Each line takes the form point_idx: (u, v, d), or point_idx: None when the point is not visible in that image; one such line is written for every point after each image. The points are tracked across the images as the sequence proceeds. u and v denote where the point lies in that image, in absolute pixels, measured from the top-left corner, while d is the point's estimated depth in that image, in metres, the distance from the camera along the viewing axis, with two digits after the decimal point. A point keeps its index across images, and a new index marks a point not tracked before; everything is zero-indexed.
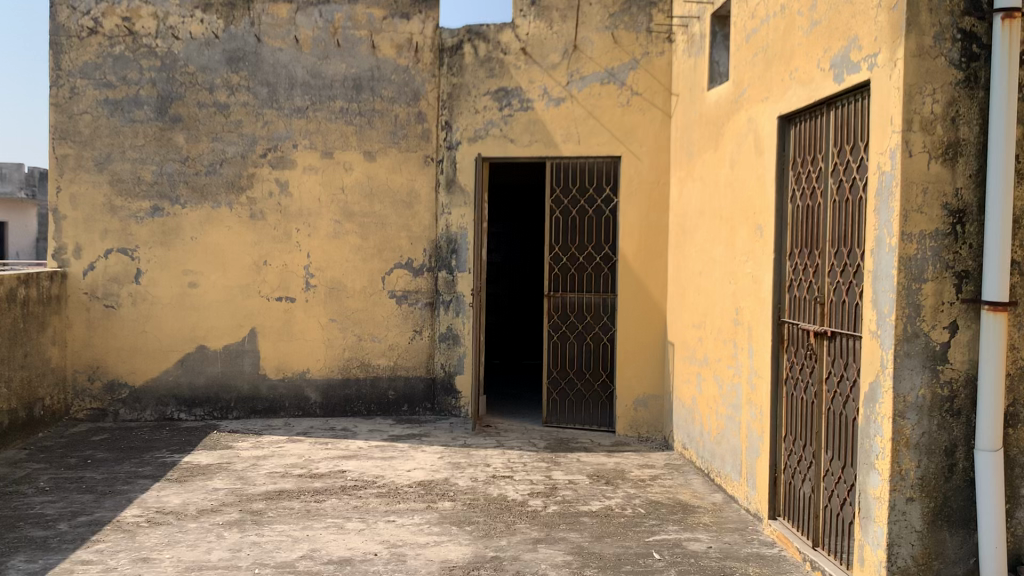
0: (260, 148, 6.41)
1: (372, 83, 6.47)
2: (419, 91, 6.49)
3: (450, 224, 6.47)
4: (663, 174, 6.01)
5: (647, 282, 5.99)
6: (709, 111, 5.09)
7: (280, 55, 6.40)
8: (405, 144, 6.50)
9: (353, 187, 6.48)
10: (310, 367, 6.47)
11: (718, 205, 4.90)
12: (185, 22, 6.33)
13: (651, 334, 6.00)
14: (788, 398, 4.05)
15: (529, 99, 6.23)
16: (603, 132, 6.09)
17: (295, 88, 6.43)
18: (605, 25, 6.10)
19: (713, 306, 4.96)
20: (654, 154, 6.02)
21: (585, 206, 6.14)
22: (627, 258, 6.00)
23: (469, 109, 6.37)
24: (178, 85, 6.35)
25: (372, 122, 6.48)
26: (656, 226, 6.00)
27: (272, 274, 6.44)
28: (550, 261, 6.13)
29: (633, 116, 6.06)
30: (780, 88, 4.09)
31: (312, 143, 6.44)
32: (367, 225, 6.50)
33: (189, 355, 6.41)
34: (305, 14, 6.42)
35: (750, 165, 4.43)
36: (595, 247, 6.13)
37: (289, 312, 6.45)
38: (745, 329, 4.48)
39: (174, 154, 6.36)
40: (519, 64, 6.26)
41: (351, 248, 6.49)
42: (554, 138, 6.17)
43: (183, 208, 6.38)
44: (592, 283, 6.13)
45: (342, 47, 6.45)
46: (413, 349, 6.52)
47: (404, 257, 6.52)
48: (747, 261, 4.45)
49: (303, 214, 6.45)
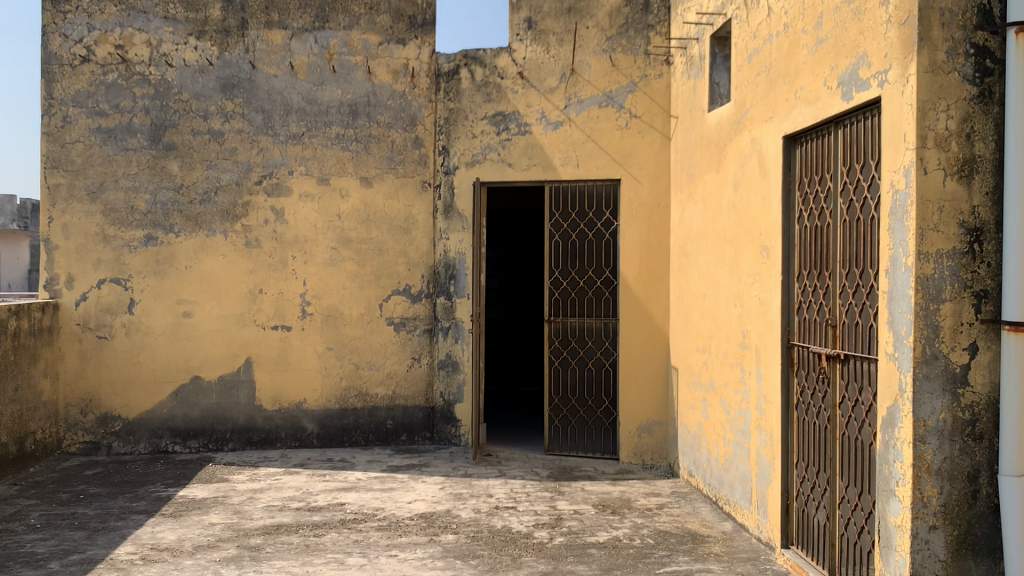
0: (255, 175, 6.34)
1: (368, 109, 6.42)
2: (416, 116, 6.43)
3: (448, 249, 6.40)
4: (664, 197, 5.94)
5: (648, 306, 5.91)
6: (710, 132, 5.04)
7: (275, 82, 6.35)
8: (402, 169, 6.43)
9: (350, 214, 6.41)
10: (307, 397, 6.36)
11: (722, 227, 4.83)
12: (178, 50, 6.27)
13: (654, 359, 5.90)
14: (800, 424, 3.96)
15: (527, 123, 6.18)
16: (602, 154, 6.03)
17: (290, 115, 6.37)
18: (602, 48, 6.05)
19: (718, 330, 4.87)
20: (654, 177, 5.96)
21: (584, 229, 6.07)
22: (629, 282, 5.92)
23: (466, 134, 6.33)
24: (172, 113, 6.28)
25: (369, 148, 6.42)
26: (657, 249, 5.93)
27: (268, 302, 6.34)
28: (551, 285, 6.06)
29: (632, 139, 5.99)
30: (784, 108, 4.03)
31: (308, 170, 6.37)
32: (364, 252, 6.41)
33: (184, 386, 6.30)
34: (300, 40, 6.37)
35: (755, 185, 4.36)
36: (596, 272, 6.05)
37: (286, 340, 6.35)
38: (753, 353, 4.39)
39: (168, 182, 6.28)
40: (516, 88, 6.22)
41: (348, 275, 6.40)
42: (552, 162, 6.11)
43: (178, 237, 6.29)
44: (593, 307, 6.05)
45: (338, 73, 6.40)
46: (412, 377, 6.42)
47: (402, 284, 6.43)
48: (754, 284, 4.37)
49: (299, 242, 6.36)
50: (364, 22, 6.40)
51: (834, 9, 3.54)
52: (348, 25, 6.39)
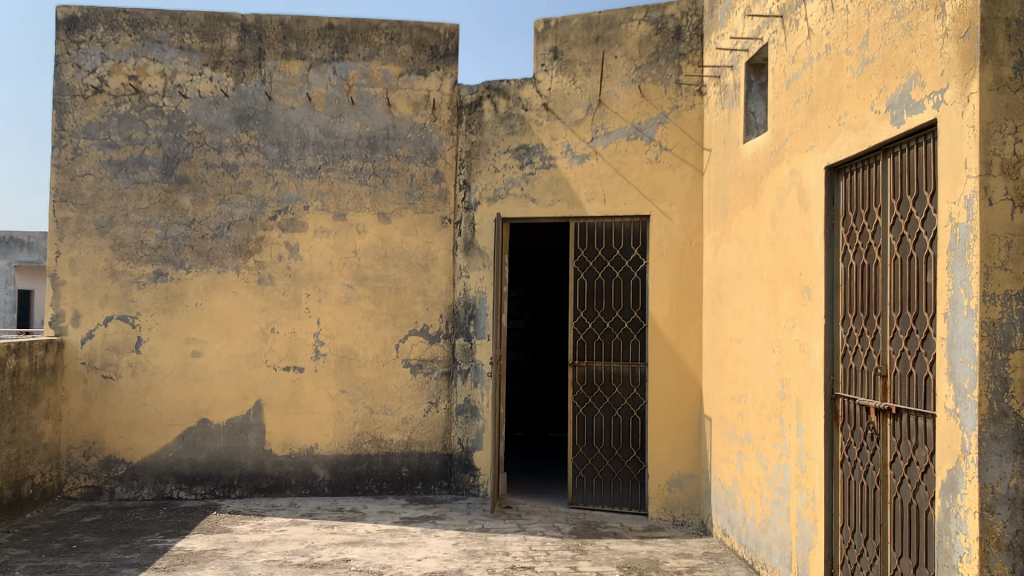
0: (269, 210, 6.09)
1: (387, 142, 6.17)
2: (436, 149, 6.18)
3: (468, 287, 6.12)
4: (696, 234, 5.61)
5: (680, 350, 5.55)
6: (745, 165, 4.71)
7: (292, 113, 6.13)
8: (421, 205, 6.16)
9: (367, 250, 6.13)
10: (318, 442, 6.05)
11: (758, 266, 4.48)
12: (193, 81, 6.09)
13: (686, 407, 5.53)
14: (845, 484, 3.58)
15: (552, 157, 5.90)
16: (630, 189, 5.71)
17: (307, 147, 6.13)
18: (631, 79, 5.76)
19: (755, 378, 4.51)
20: (686, 213, 5.63)
21: (611, 268, 5.74)
22: (659, 324, 5.57)
23: (488, 168, 6.07)
24: (185, 146, 6.08)
25: (388, 182, 6.16)
26: (689, 290, 5.58)
27: (279, 341, 6.06)
28: (576, 327, 5.74)
29: (662, 173, 5.67)
30: (826, 136, 3.71)
31: (324, 205, 6.12)
32: (381, 290, 6.12)
33: (191, 429, 6.03)
34: (318, 71, 6.14)
35: (794, 221, 4.02)
36: (623, 313, 5.71)
37: (297, 382, 6.06)
38: (793, 404, 4.02)
39: (180, 217, 6.07)
40: (540, 120, 5.95)
41: (364, 313, 6.11)
42: (578, 197, 5.81)
43: (188, 273, 6.06)
44: (620, 351, 5.69)
45: (356, 105, 6.16)
46: (429, 422, 6.09)
47: (420, 323, 6.13)
48: (794, 329, 4.01)
49: (313, 279, 6.10)
50: (385, 53, 6.18)
51: (882, 26, 3.22)
52: (369, 56, 6.16)
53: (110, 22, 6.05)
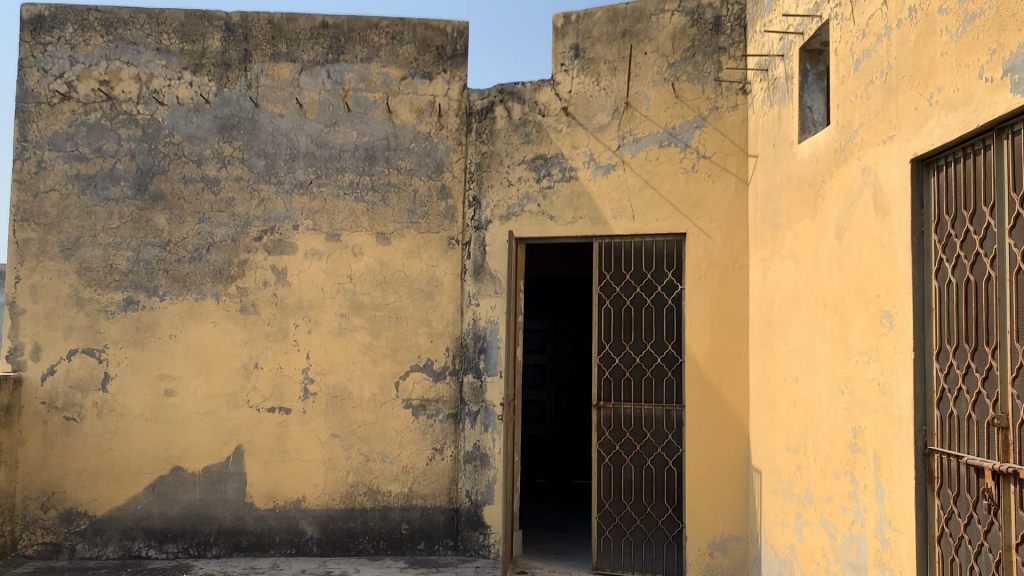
0: (253, 231, 5.40)
1: (387, 153, 5.45)
2: (442, 161, 5.45)
3: (478, 318, 5.37)
4: (740, 255, 4.83)
5: (723, 390, 4.76)
6: (801, 169, 3.94)
7: (281, 122, 5.44)
8: (425, 224, 5.43)
9: (363, 275, 5.40)
10: (306, 494, 5.30)
11: (821, 287, 3.69)
12: (171, 86, 5.45)
13: (731, 458, 4.73)
14: (946, 568, 2.76)
15: (573, 168, 5.17)
16: (663, 203, 4.95)
17: (297, 159, 5.44)
18: (663, 77, 5.02)
19: (818, 425, 3.71)
20: (728, 231, 4.85)
21: (641, 294, 4.96)
22: (697, 360, 4.79)
23: (501, 181, 5.35)
24: (161, 158, 5.42)
25: (387, 198, 5.44)
26: (732, 320, 4.79)
27: (263, 379, 5.34)
28: (601, 362, 4.97)
29: (700, 185, 4.90)
30: (911, 120, 2.94)
31: (316, 224, 5.42)
32: (378, 320, 5.39)
33: (163, 479, 5.31)
34: (310, 74, 5.46)
35: (869, 230, 3.23)
36: (656, 346, 4.91)
37: (283, 426, 5.33)
38: (869, 459, 3.21)
39: (154, 238, 5.40)
40: (560, 127, 5.23)
41: (360, 347, 5.37)
42: (602, 213, 5.06)
43: (162, 301, 5.37)
44: (652, 390, 4.90)
45: (353, 112, 5.46)
46: (433, 472, 5.32)
47: (422, 358, 5.38)
48: (870, 364, 3.21)
49: (302, 308, 5.38)
50: (385, 54, 5.48)
51: None
52: (367, 57, 5.47)
53: (80, 21, 5.44)
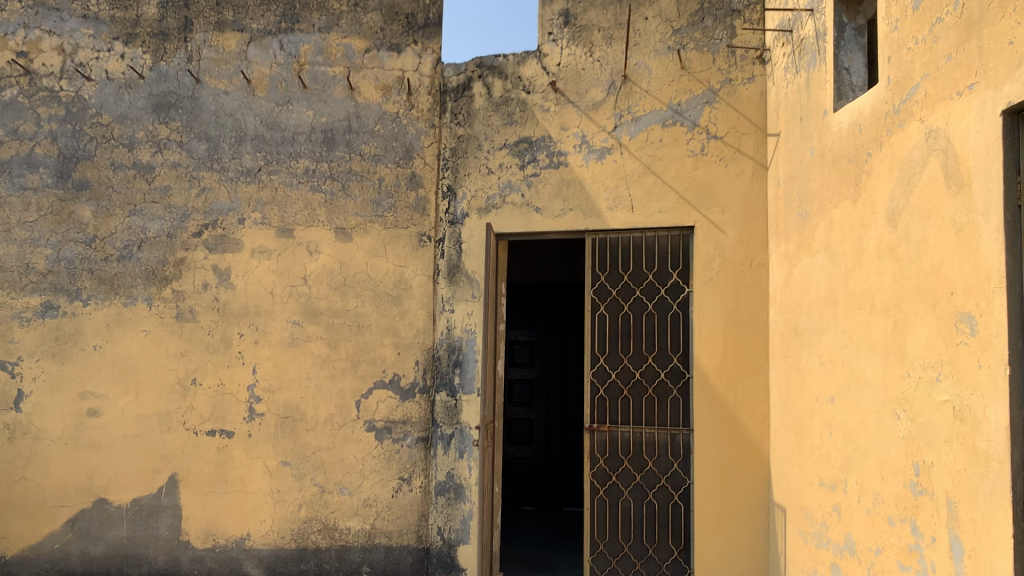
0: (191, 226, 4.68)
1: (349, 136, 4.72)
2: (412, 146, 4.72)
3: (452, 327, 4.62)
4: (758, 252, 4.07)
5: (739, 412, 4.01)
6: (839, 143, 3.22)
7: (225, 100, 4.73)
8: (392, 218, 4.70)
9: (319, 277, 4.67)
10: (251, 532, 4.55)
11: (867, 286, 2.96)
12: (99, 59, 4.75)
13: (748, 492, 3.97)
14: None
15: (561, 152, 4.45)
16: (666, 192, 4.22)
17: (243, 143, 4.71)
18: (667, 46, 4.31)
19: (865, 458, 2.97)
20: (744, 224, 4.09)
21: (642, 299, 4.24)
22: (708, 376, 4.05)
23: (479, 169, 4.63)
24: (87, 141, 4.71)
25: (348, 187, 4.71)
26: (749, 329, 4.03)
27: (202, 398, 4.62)
28: (594, 379, 4.26)
29: (710, 170, 4.16)
30: (1001, 59, 2.22)
31: (265, 217, 4.68)
32: (336, 329, 4.65)
33: (84, 513, 4.57)
34: (260, 46, 4.75)
35: (938, 209, 2.51)
36: (659, 360, 4.18)
37: (225, 451, 4.59)
38: (939, 504, 2.48)
39: (77, 233, 4.68)
40: (547, 105, 4.51)
41: (315, 360, 4.63)
42: (596, 204, 4.34)
43: (85, 306, 4.65)
44: (654, 411, 4.17)
45: (309, 90, 4.74)
46: (399, 506, 4.55)
47: (388, 373, 4.63)
48: (940, 381, 2.49)
49: (248, 314, 4.65)
50: (347, 23, 4.77)
51: None
52: (326, 26, 4.76)
53: None
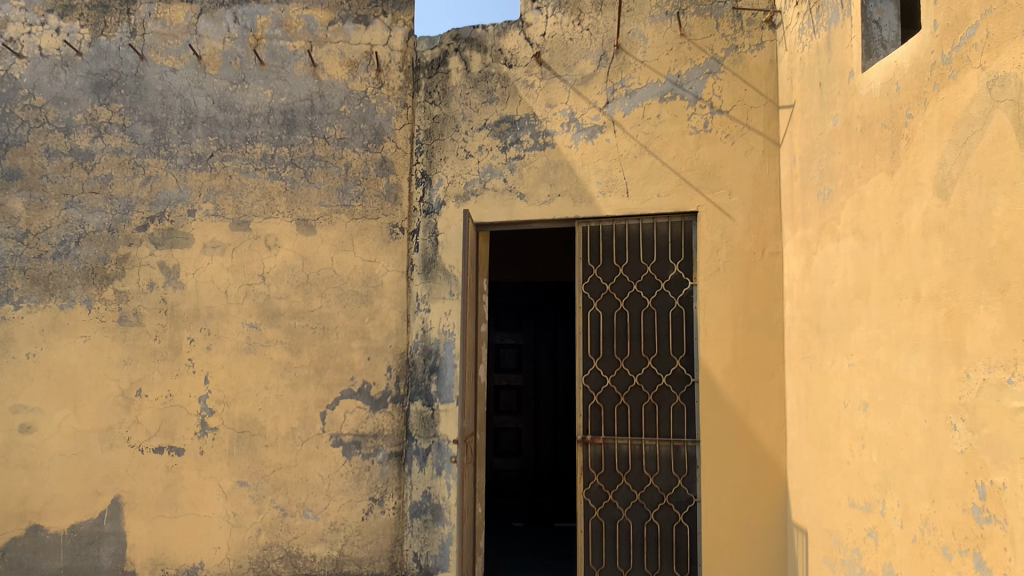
0: (135, 219, 4.19)
1: (311, 117, 4.25)
2: (382, 128, 4.25)
3: (428, 328, 4.14)
4: (771, 240, 3.59)
5: (751, 422, 3.53)
6: (871, 107, 2.76)
7: (172, 78, 4.25)
8: (360, 208, 4.22)
9: (279, 275, 4.19)
10: (204, 561, 4.06)
11: (910, 272, 2.49)
12: (32, 34, 4.27)
13: (763, 512, 3.49)
14: None
15: (548, 132, 3.98)
16: (665, 174, 3.75)
17: (193, 126, 4.23)
18: (665, 11, 3.85)
19: (910, 475, 2.50)
20: (754, 208, 3.61)
21: (639, 294, 3.77)
22: (716, 380, 3.58)
23: (457, 153, 4.16)
24: (18, 125, 4.23)
25: (311, 174, 4.23)
26: (762, 327, 3.55)
27: (148, 411, 4.13)
28: (588, 385, 3.81)
29: (715, 148, 3.68)
30: None
31: (218, 208, 4.20)
32: (298, 332, 4.16)
33: (16, 542, 4.07)
34: (211, 18, 4.28)
35: (1007, 173, 2.04)
36: (660, 362, 3.71)
37: (174, 471, 4.10)
38: (1012, 534, 2.00)
39: (7, 228, 4.19)
40: (531, 80, 4.05)
41: (275, 367, 4.14)
42: (587, 189, 3.88)
43: (17, 310, 4.16)
44: (655, 420, 3.70)
45: (266, 66, 4.26)
46: (370, 530, 4.06)
47: (357, 382, 4.14)
48: (1012, 385, 2.01)
49: (200, 317, 4.16)
50: None
51: None
52: None
53: None
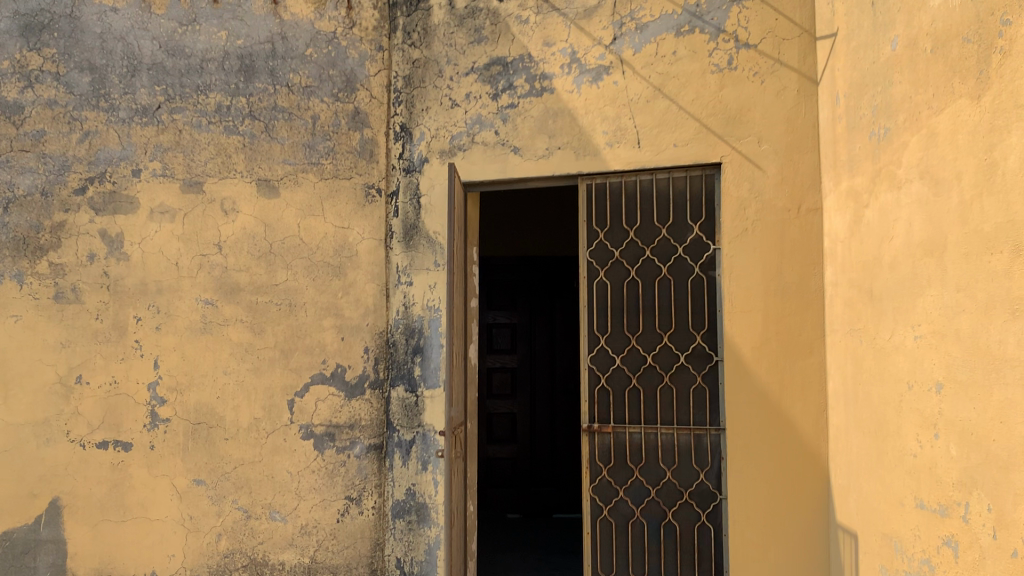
0: (72, 180, 3.65)
1: (272, 62, 3.71)
2: (355, 74, 3.71)
3: (410, 304, 3.62)
4: (808, 194, 3.07)
5: (786, 407, 3.02)
6: (946, 19, 2.23)
7: (112, 18, 3.70)
8: (331, 166, 3.69)
9: (239, 244, 3.66)
10: (157, 571, 3.54)
11: (1005, 219, 1.97)
12: None
13: (800, 511, 2.99)
14: None
15: (545, 75, 3.45)
16: (683, 120, 3.22)
17: (137, 74, 3.69)
18: None
19: (1004, 474, 1.98)
20: (788, 158, 3.09)
21: (653, 260, 3.25)
22: (744, 359, 3.07)
23: (440, 102, 3.64)
24: None
25: (273, 128, 3.69)
26: (798, 296, 3.04)
27: (90, 401, 3.60)
28: (595, 366, 3.30)
29: (741, 89, 3.16)
30: None
31: (167, 168, 3.67)
32: (262, 309, 3.64)
33: None
34: None
35: None
36: (677, 339, 3.20)
37: (121, 468, 3.58)
38: None
39: None
40: (525, 15, 3.52)
41: (235, 350, 3.62)
42: (591, 139, 3.35)
43: None
44: (672, 406, 3.19)
45: (221, 4, 3.72)
46: (346, 534, 3.55)
47: (330, 365, 3.62)
48: None
49: (148, 293, 3.64)
50: None
51: None
52: None
53: None
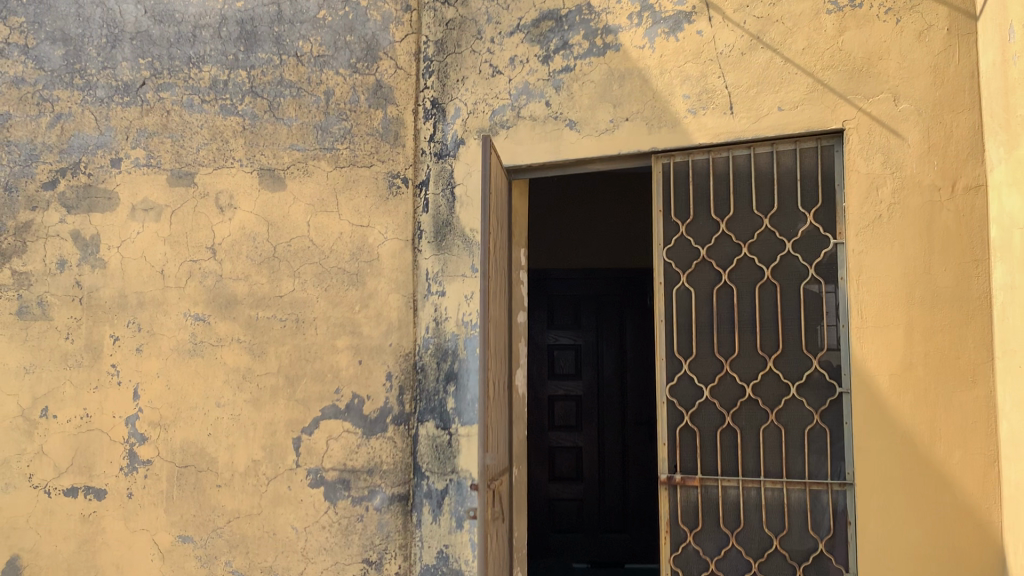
0: (41, 172, 3.05)
1: (278, 27, 3.07)
2: (377, 39, 3.05)
3: (442, 320, 2.93)
4: (965, 167, 2.27)
5: (940, 456, 2.22)
6: None
7: None
8: (348, 151, 3.02)
9: (237, 246, 3.01)
10: None
11: None
12: None
13: None
14: None
15: (608, 28, 2.74)
16: (789, 76, 2.46)
17: (118, 45, 3.08)
18: None
19: None
20: (935, 120, 2.31)
21: (751, 260, 2.50)
22: (880, 390, 2.28)
23: (480, 70, 2.95)
24: None
25: (278, 107, 3.04)
26: (953, 306, 2.25)
27: (57, 438, 2.97)
28: (677, 399, 2.55)
29: (868, 32, 2.39)
30: None
31: (152, 156, 3.04)
32: (263, 326, 2.97)
33: None
34: None
35: None
36: (787, 364, 2.43)
37: (92, 521, 2.93)
38: None
39: None
40: None
41: (230, 377, 2.96)
42: (669, 107, 2.62)
43: None
44: (779, 452, 2.42)
45: None
46: None
47: (345, 395, 2.93)
48: None
49: (128, 307, 3.00)
50: None
51: None
52: None
53: None
